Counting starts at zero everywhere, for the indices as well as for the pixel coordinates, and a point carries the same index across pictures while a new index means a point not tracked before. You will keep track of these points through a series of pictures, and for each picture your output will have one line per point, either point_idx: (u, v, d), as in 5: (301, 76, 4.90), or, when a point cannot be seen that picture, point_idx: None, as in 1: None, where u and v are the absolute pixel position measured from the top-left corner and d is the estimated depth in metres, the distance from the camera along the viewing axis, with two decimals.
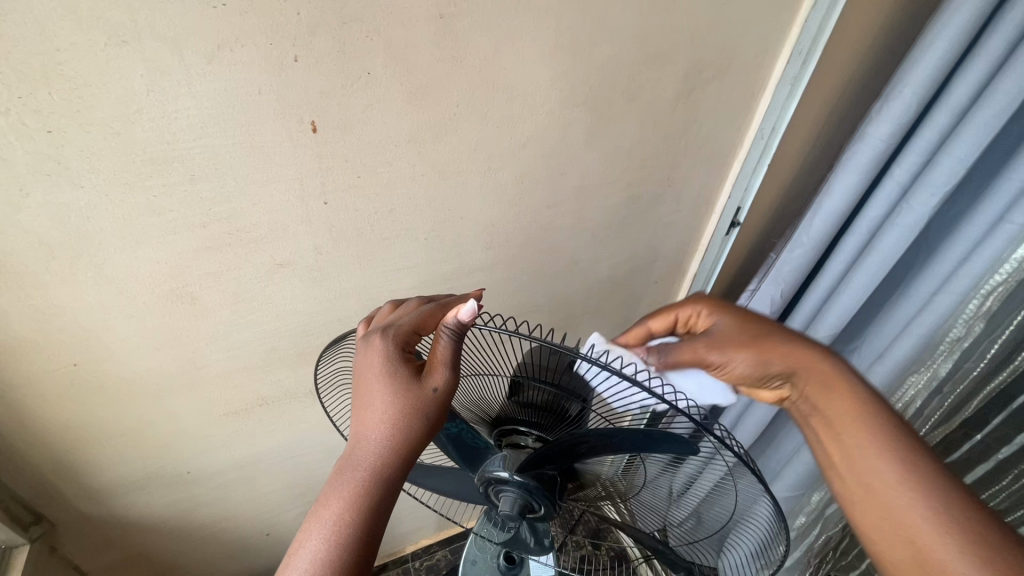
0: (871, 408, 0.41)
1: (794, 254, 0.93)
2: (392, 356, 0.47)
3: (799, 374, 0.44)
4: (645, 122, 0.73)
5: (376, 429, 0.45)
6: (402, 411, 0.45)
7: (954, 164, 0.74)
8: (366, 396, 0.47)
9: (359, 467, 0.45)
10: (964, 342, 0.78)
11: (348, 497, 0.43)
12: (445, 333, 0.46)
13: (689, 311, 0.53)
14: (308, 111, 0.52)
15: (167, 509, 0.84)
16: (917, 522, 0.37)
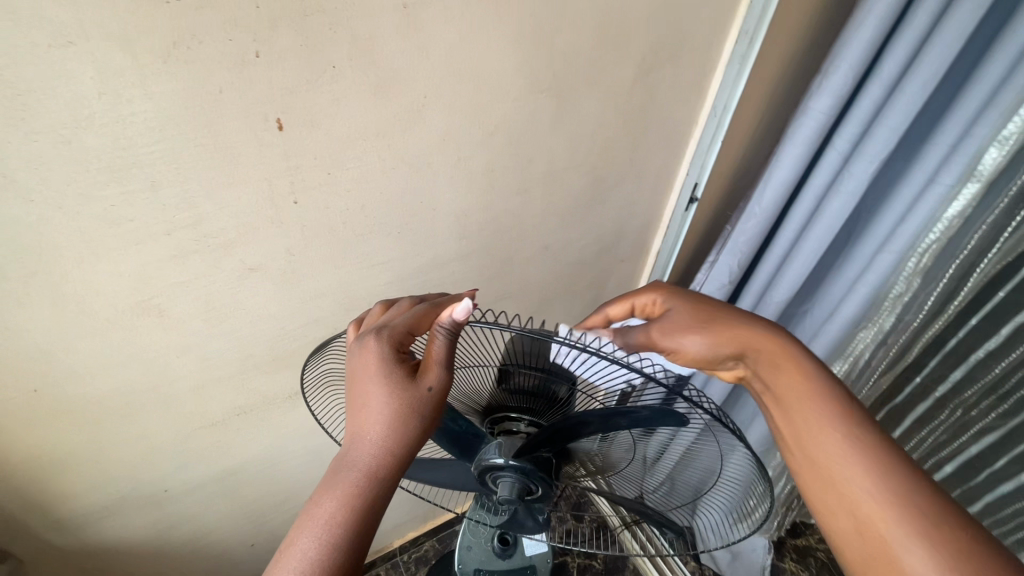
0: (815, 381, 0.45)
1: (748, 225, 0.98)
2: (388, 357, 0.47)
3: (748, 356, 0.49)
4: (606, 105, 0.74)
5: (374, 431, 0.45)
6: (399, 411, 0.45)
7: (889, 133, 0.80)
8: (362, 396, 0.46)
9: (356, 466, 0.44)
10: (905, 297, 0.86)
11: (342, 499, 0.42)
12: (441, 331, 0.47)
13: (644, 300, 0.58)
14: (273, 109, 0.51)
15: (144, 530, 0.80)
16: (859, 503, 0.39)
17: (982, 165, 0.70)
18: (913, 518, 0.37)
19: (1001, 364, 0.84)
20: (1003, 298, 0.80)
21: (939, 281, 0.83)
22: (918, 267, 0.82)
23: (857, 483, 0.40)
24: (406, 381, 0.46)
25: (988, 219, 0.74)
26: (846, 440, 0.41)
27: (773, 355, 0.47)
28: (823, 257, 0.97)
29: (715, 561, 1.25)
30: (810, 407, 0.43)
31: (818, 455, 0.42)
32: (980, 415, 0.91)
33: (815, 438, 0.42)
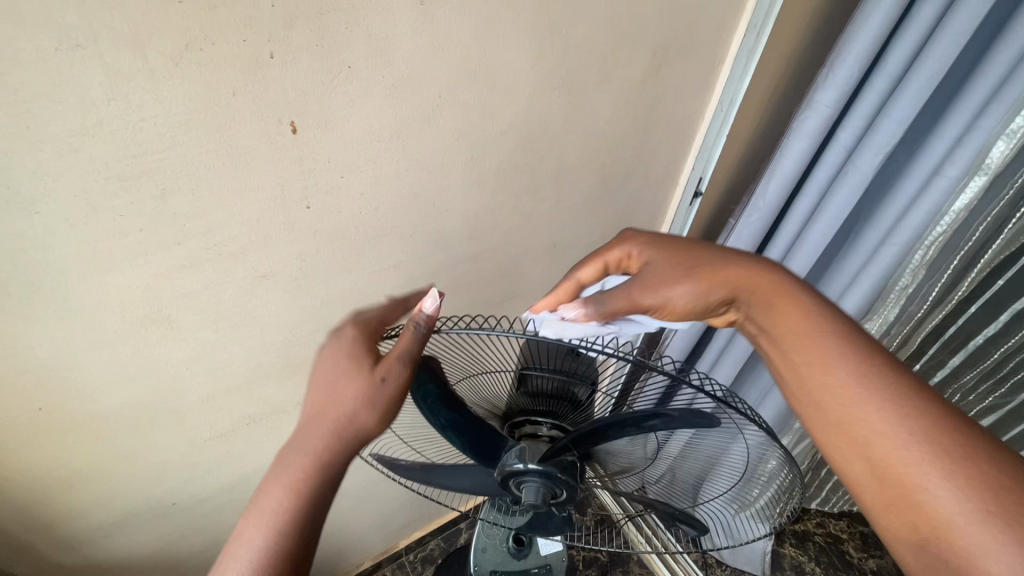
0: (813, 316, 0.44)
1: (752, 218, 0.98)
2: (351, 345, 0.44)
3: (741, 299, 0.48)
4: (617, 101, 0.73)
5: (326, 422, 0.42)
6: (349, 403, 0.42)
7: (894, 126, 0.81)
8: (317, 386, 0.44)
9: (299, 461, 0.41)
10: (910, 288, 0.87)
11: (287, 493, 0.39)
12: (412, 326, 0.43)
13: (618, 254, 0.56)
14: (287, 112, 0.49)
15: (151, 544, 0.78)
16: (872, 430, 0.37)
17: (990, 158, 0.71)
18: (930, 439, 0.35)
19: (1001, 350, 0.87)
20: (1000, 287, 0.82)
21: (943, 271, 0.85)
22: (924, 259, 0.83)
23: (853, 395, 0.38)
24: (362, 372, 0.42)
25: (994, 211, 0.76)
26: (855, 361, 0.40)
27: (773, 298, 0.46)
28: (826, 249, 0.98)
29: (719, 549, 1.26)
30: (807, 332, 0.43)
31: (818, 386, 0.40)
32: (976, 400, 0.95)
33: (810, 355, 0.42)
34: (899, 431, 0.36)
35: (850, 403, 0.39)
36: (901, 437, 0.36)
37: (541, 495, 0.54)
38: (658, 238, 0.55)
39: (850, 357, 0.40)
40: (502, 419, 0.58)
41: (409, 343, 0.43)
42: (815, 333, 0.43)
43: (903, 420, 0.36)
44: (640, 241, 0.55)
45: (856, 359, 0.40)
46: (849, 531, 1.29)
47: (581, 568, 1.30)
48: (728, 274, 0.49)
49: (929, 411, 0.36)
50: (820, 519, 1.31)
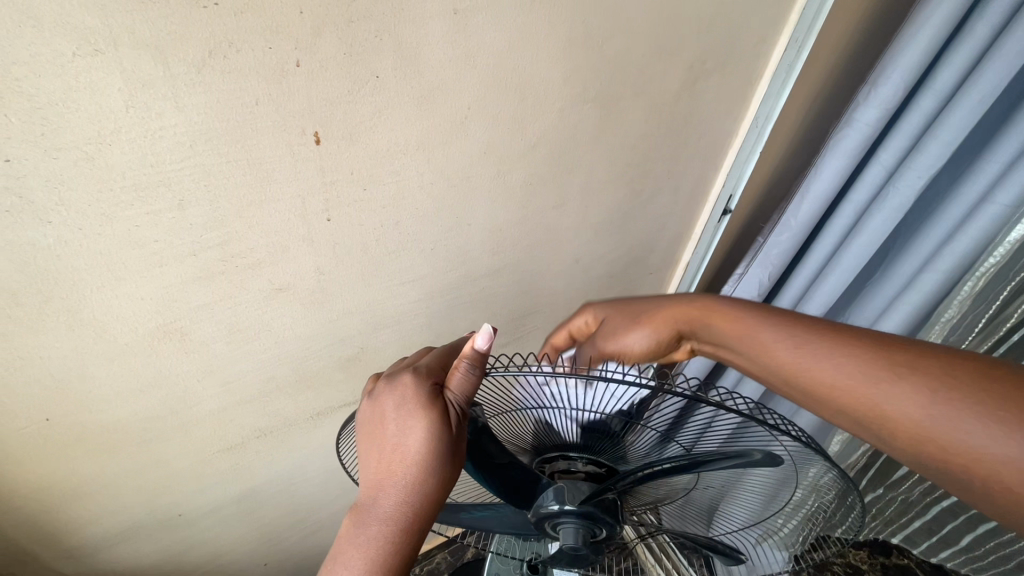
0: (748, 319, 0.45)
1: (782, 237, 0.95)
2: (412, 396, 0.42)
3: (684, 332, 0.52)
4: (650, 115, 0.70)
5: (397, 482, 0.41)
6: (417, 461, 0.41)
7: (940, 147, 0.77)
8: (380, 439, 0.42)
9: (371, 523, 0.40)
10: (953, 318, 0.81)
11: (368, 555, 0.40)
12: (462, 369, 0.42)
13: (580, 321, 0.60)
14: (310, 121, 0.47)
15: (156, 554, 0.77)
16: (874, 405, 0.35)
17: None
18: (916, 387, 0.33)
19: None
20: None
21: (992, 303, 0.77)
22: (971, 291, 0.78)
23: (823, 367, 0.38)
24: (434, 434, 0.41)
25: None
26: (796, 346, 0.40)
27: (704, 314, 0.50)
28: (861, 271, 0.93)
29: None
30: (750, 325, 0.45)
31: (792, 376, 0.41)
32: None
33: (762, 346, 0.43)
34: (874, 384, 0.35)
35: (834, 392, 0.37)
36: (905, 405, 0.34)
37: (581, 537, 0.50)
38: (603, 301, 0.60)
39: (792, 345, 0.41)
40: (534, 452, 0.55)
41: (461, 389, 0.42)
42: (757, 326, 0.44)
43: (871, 375, 0.35)
44: (593, 308, 0.61)
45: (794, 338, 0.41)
46: None
47: None
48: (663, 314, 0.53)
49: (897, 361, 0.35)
50: None
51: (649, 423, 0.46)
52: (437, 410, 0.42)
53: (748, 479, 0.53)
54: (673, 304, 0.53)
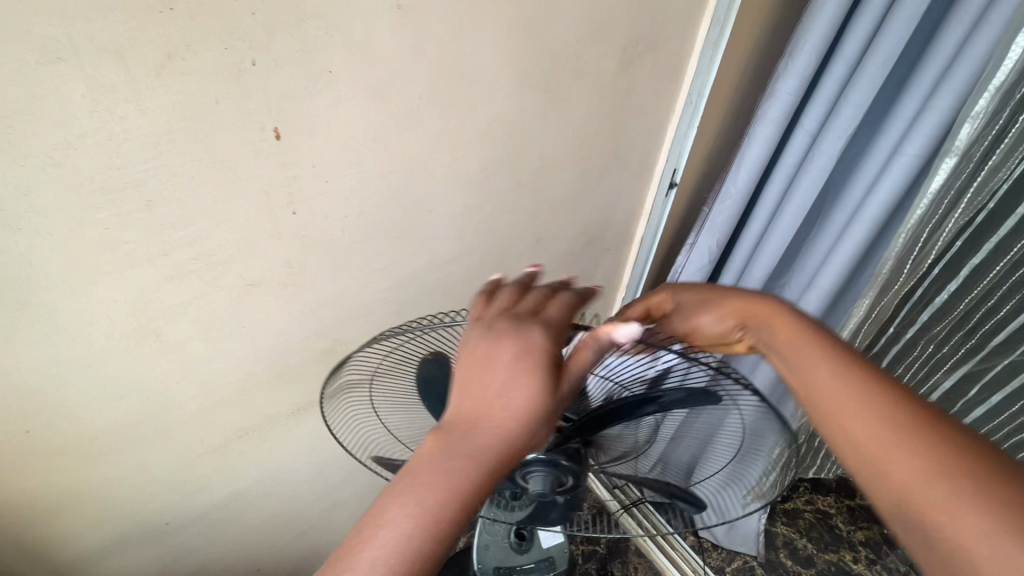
0: (805, 330, 0.46)
1: (724, 206, 1.02)
2: (543, 344, 0.48)
3: (750, 327, 0.50)
4: (592, 97, 0.75)
5: (504, 418, 0.44)
6: (529, 410, 0.45)
7: (852, 110, 0.85)
8: (488, 378, 0.46)
9: (456, 454, 0.42)
10: (887, 266, 0.92)
11: (465, 480, 0.41)
12: (594, 345, 0.48)
13: (658, 299, 0.59)
14: (270, 118, 0.49)
15: (145, 567, 0.77)
16: (860, 409, 0.39)
17: (958, 141, 0.75)
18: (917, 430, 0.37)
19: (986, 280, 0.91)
20: (977, 263, 0.91)
21: (919, 241, 0.87)
22: (902, 245, 0.88)
23: (848, 392, 0.40)
24: (550, 385, 0.46)
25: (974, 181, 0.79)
26: (844, 368, 0.41)
27: (773, 317, 0.49)
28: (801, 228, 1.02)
29: (714, 534, 1.44)
30: (813, 351, 0.44)
31: (811, 372, 0.43)
32: (952, 351, 1.04)
33: (813, 372, 0.43)
34: (898, 446, 0.36)
35: (847, 398, 0.40)
36: (894, 444, 0.37)
37: (548, 483, 0.56)
38: (686, 286, 0.58)
39: (841, 369, 0.41)
40: None
41: (589, 362, 0.48)
42: (813, 348, 0.44)
43: (899, 435, 0.37)
44: (677, 290, 0.59)
45: (834, 362, 0.42)
46: (836, 506, 1.53)
47: (580, 562, 1.40)
48: (749, 304, 0.51)
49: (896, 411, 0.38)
50: (808, 496, 1.56)
51: (611, 375, 0.52)
52: (564, 367, 0.48)
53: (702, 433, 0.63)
54: (748, 295, 0.52)
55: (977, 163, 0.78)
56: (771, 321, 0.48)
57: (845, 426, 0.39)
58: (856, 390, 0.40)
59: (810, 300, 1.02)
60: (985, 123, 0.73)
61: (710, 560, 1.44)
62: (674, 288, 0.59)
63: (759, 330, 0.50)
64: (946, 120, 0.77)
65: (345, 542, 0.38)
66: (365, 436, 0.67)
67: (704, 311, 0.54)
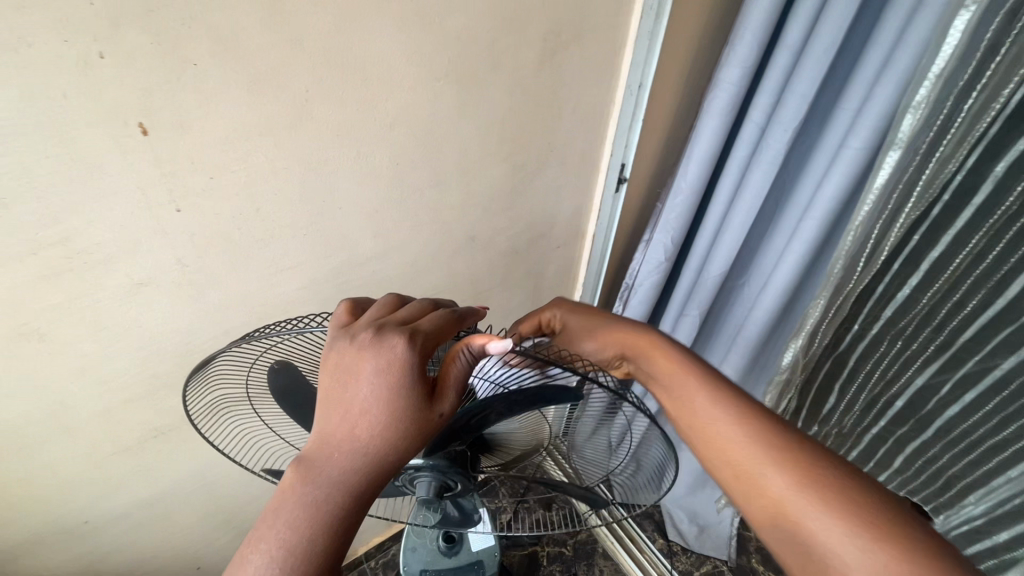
0: (683, 368, 0.52)
1: (676, 201, 0.98)
2: (403, 361, 0.42)
3: (629, 354, 0.57)
4: (513, 89, 0.73)
5: (371, 441, 0.43)
6: (382, 434, 0.43)
7: (798, 100, 0.80)
8: (349, 400, 0.44)
9: (317, 488, 0.42)
10: (840, 264, 0.87)
11: (317, 516, 0.42)
12: (463, 358, 0.44)
13: (548, 314, 0.68)
14: (132, 113, 0.48)
15: (71, 564, 0.77)
16: (748, 457, 0.45)
17: (900, 133, 0.71)
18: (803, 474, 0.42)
19: (948, 273, 0.84)
20: (936, 257, 0.85)
21: (871, 238, 0.83)
22: (853, 242, 0.84)
23: (738, 442, 0.46)
24: (420, 403, 0.43)
25: (921, 174, 0.74)
26: (740, 421, 0.46)
27: (646, 346, 0.56)
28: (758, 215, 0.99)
29: (684, 537, 1.42)
30: (693, 384, 0.50)
31: (709, 422, 0.48)
32: (919, 348, 0.93)
33: (701, 420, 0.48)
34: (763, 462, 0.44)
35: (738, 450, 0.45)
36: (789, 488, 0.42)
37: (434, 489, 0.59)
38: (577, 306, 0.67)
39: (736, 417, 0.47)
40: None
41: (460, 375, 0.45)
42: (699, 389, 0.50)
43: (772, 450, 0.44)
44: (563, 307, 0.68)
45: (720, 404, 0.48)
46: None
47: (546, 564, 1.38)
48: (623, 336, 0.58)
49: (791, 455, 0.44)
50: None
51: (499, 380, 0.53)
52: (438, 381, 0.44)
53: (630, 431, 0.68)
54: (629, 326, 0.59)
55: (924, 157, 0.73)
56: (652, 351, 0.55)
57: (729, 450, 0.46)
58: (727, 417, 0.47)
59: (765, 300, 0.97)
60: (928, 113, 0.68)
61: (678, 564, 1.40)
62: (564, 307, 0.67)
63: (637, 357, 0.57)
64: (890, 111, 0.73)
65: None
66: (265, 442, 0.67)
67: (588, 339, 0.61)
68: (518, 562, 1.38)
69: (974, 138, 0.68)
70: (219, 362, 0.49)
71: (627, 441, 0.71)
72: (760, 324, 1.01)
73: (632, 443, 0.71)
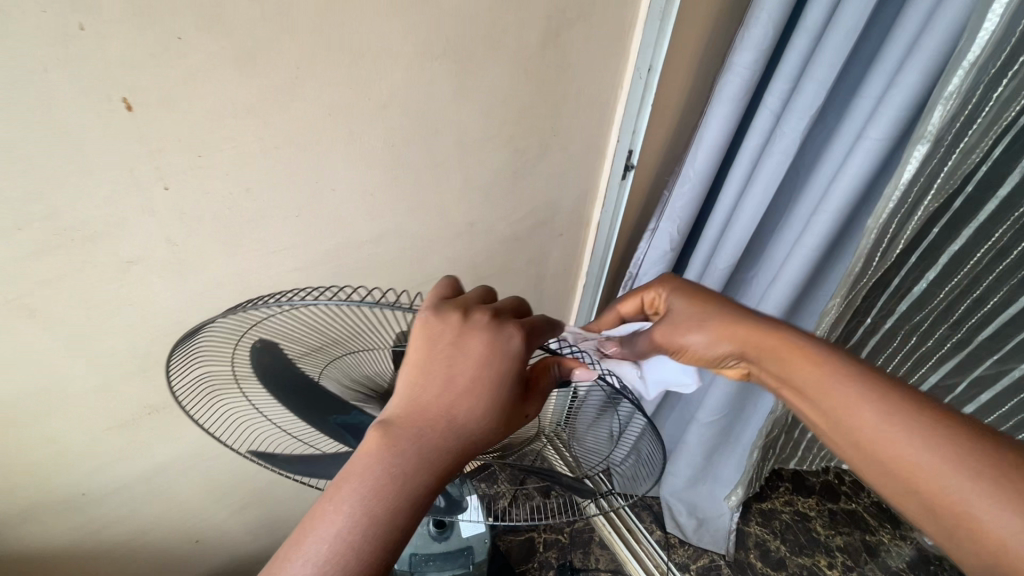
0: (814, 357, 0.49)
1: (683, 189, 0.95)
2: (518, 357, 0.40)
3: (749, 355, 0.54)
4: (514, 69, 0.70)
5: (471, 421, 0.39)
6: (481, 422, 0.39)
7: (816, 87, 0.76)
8: (455, 376, 0.39)
9: (402, 460, 0.37)
10: (857, 264, 0.83)
11: (404, 494, 0.37)
12: (553, 372, 0.44)
13: (652, 294, 0.62)
14: (116, 87, 0.47)
15: (69, 534, 0.78)
16: (904, 449, 0.43)
17: (928, 125, 0.65)
18: (964, 463, 0.40)
19: (969, 267, 0.82)
20: (957, 250, 0.81)
21: (887, 234, 0.79)
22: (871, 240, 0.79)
23: (888, 436, 0.44)
24: (517, 403, 0.41)
25: (943, 166, 0.70)
26: (891, 420, 0.44)
27: (775, 342, 0.51)
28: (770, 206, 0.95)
29: (683, 530, 1.42)
30: (825, 378, 0.48)
31: (846, 417, 0.46)
32: (935, 347, 0.95)
33: (841, 411, 0.46)
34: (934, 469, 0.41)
35: (887, 440, 0.44)
36: (948, 475, 0.41)
37: None
38: (680, 280, 0.60)
39: (881, 410, 0.45)
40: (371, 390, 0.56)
41: (547, 388, 0.44)
42: (837, 381, 0.47)
43: (934, 446, 0.42)
44: (670, 286, 0.61)
45: (860, 392, 0.46)
46: (817, 508, 1.47)
47: (541, 550, 1.39)
48: (737, 329, 0.54)
49: (938, 441, 0.42)
50: (787, 497, 1.50)
51: None
52: (532, 384, 0.43)
53: (632, 426, 0.63)
54: (730, 309, 0.55)
55: (949, 148, 0.68)
56: (787, 353, 0.50)
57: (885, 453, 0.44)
58: (893, 428, 0.44)
59: (774, 296, 0.94)
60: (959, 105, 0.63)
61: (675, 556, 1.40)
62: (670, 286, 0.60)
63: (760, 358, 0.53)
64: (914, 98, 0.68)
65: (284, 543, 0.36)
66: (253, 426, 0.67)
67: (694, 330, 0.56)
68: (514, 548, 1.39)
69: (1000, 128, 0.66)
70: (200, 344, 0.48)
71: (632, 436, 0.67)
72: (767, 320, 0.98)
73: (637, 438, 0.66)
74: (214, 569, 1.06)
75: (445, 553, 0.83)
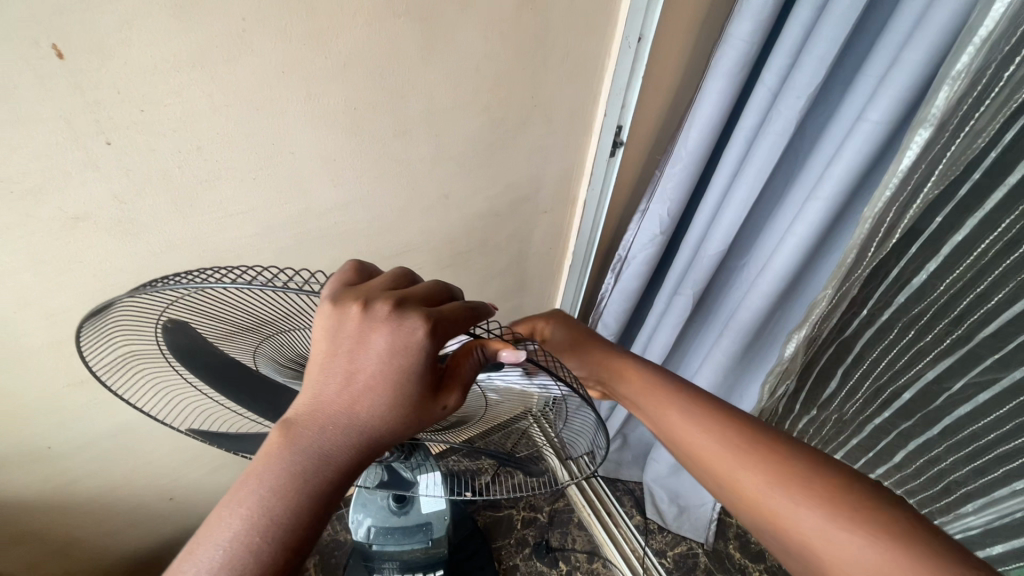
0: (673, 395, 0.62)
1: (675, 170, 0.90)
2: (420, 347, 0.39)
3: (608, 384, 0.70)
4: (489, 31, 0.66)
5: (372, 414, 0.40)
6: (386, 414, 0.40)
7: (817, 63, 0.71)
8: (357, 366, 0.40)
9: (301, 454, 0.39)
10: (849, 257, 0.79)
11: (305, 486, 0.39)
12: (476, 357, 0.42)
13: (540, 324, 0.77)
14: (42, 32, 0.45)
15: (35, 488, 0.79)
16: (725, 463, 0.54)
17: (933, 108, 0.60)
18: (784, 478, 0.50)
19: (971, 260, 0.76)
20: (960, 241, 0.76)
21: (884, 223, 0.74)
22: (864, 229, 0.74)
23: (715, 450, 0.55)
24: (428, 392, 0.41)
25: (944, 154, 0.65)
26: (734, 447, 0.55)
27: (623, 372, 0.68)
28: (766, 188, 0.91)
29: (663, 516, 1.42)
30: (673, 408, 0.61)
31: (690, 441, 0.58)
32: (933, 341, 0.88)
33: (689, 436, 0.58)
34: (758, 479, 0.51)
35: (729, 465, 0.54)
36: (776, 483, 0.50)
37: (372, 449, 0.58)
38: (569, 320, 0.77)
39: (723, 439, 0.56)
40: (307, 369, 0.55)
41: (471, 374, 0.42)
42: (684, 412, 0.60)
43: (760, 466, 0.52)
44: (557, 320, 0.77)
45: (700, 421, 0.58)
46: None
47: (519, 527, 1.37)
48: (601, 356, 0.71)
49: (762, 456, 0.53)
50: None
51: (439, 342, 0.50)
52: (449, 372, 0.41)
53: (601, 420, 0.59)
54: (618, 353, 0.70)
55: (952, 133, 0.63)
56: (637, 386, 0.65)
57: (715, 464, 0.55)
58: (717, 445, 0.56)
59: (764, 285, 0.90)
60: (968, 86, 0.58)
61: (654, 542, 1.39)
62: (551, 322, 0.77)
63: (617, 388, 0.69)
64: (919, 77, 0.62)
65: (185, 546, 0.38)
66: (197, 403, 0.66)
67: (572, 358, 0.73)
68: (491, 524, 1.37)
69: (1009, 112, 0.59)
70: (117, 314, 0.47)
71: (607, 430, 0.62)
72: (756, 309, 0.93)
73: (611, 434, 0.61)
74: (188, 527, 1.08)
75: (405, 527, 0.84)
